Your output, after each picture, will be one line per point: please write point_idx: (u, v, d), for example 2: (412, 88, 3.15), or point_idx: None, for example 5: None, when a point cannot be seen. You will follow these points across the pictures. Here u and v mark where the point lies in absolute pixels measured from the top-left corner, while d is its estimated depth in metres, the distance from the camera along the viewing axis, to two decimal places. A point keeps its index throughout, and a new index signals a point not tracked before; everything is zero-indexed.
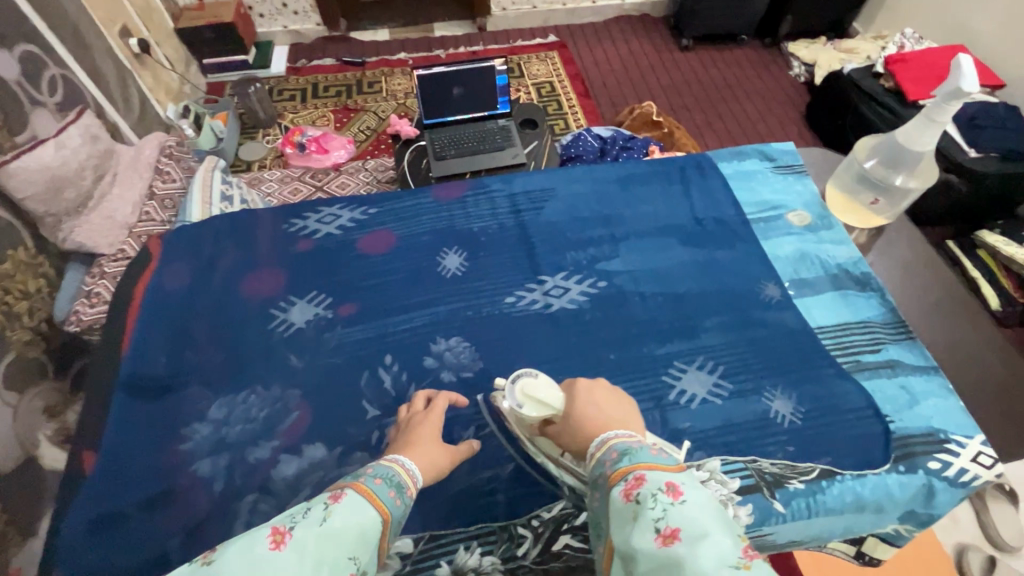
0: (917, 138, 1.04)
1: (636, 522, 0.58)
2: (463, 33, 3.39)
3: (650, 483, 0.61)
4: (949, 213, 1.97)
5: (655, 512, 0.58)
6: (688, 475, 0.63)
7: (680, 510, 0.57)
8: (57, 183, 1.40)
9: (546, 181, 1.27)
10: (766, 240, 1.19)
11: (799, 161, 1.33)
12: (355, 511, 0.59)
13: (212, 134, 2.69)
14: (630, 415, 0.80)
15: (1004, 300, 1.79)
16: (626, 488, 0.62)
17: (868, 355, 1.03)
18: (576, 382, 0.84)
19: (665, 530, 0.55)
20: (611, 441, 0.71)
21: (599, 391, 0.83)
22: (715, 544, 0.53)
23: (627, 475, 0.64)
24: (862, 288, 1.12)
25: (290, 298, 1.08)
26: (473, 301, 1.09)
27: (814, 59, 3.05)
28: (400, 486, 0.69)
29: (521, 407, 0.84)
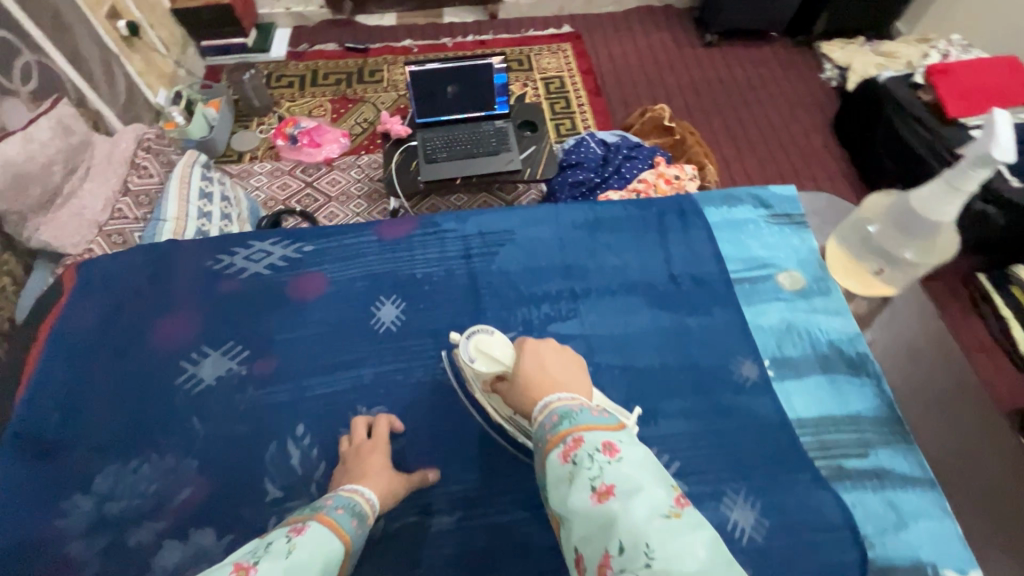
0: (935, 207, 0.89)
1: (573, 484, 0.56)
2: (474, 20, 3.18)
3: (587, 443, 0.59)
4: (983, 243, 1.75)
5: (591, 471, 0.56)
6: (626, 435, 0.61)
7: (616, 468, 0.55)
8: (22, 179, 1.35)
9: (506, 222, 1.13)
10: (749, 306, 1.03)
11: (799, 210, 1.15)
12: (320, 538, 0.61)
13: (205, 121, 2.51)
14: (577, 373, 0.76)
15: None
16: (564, 450, 0.60)
17: (852, 459, 0.88)
18: (525, 343, 0.79)
19: (601, 486, 0.54)
20: (552, 404, 0.67)
21: (546, 350, 0.77)
22: (648, 496, 0.52)
23: (566, 437, 0.62)
24: (854, 372, 0.96)
25: (203, 348, 0.97)
26: (406, 365, 0.97)
27: (849, 62, 2.78)
28: (361, 514, 0.71)
29: (473, 361, 0.84)
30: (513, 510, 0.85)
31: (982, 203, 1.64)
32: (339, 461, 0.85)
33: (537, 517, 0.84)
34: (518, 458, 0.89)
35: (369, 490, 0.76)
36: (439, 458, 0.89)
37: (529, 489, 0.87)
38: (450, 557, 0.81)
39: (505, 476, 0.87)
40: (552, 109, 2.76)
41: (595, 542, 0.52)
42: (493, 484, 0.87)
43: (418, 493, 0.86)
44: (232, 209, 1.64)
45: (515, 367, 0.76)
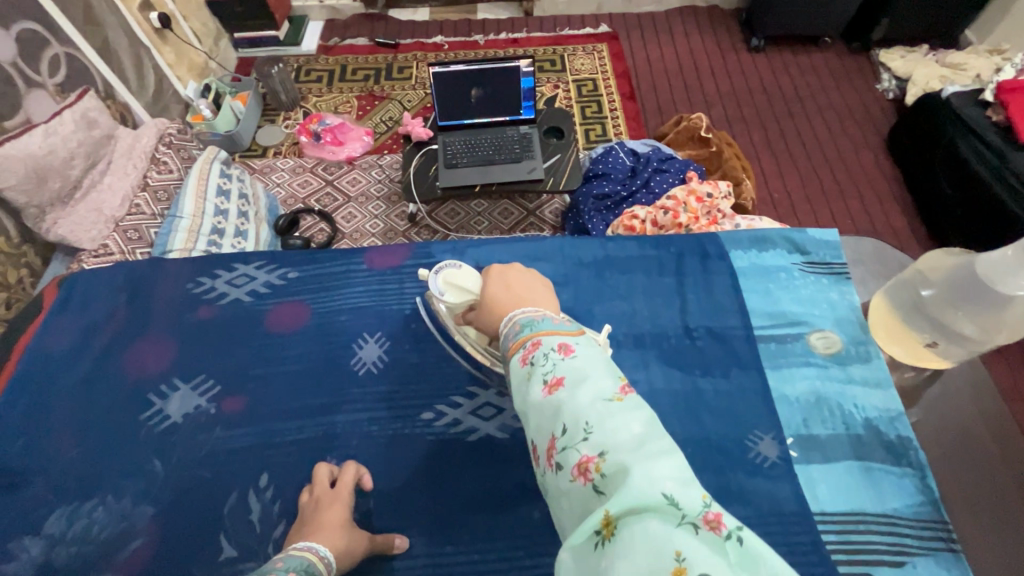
0: (1002, 280, 0.78)
1: (529, 381, 0.55)
2: (508, 17, 3.06)
3: (544, 344, 0.57)
4: None
5: (545, 368, 0.55)
6: (586, 337, 0.59)
7: (569, 362, 0.54)
8: (41, 173, 1.32)
9: (508, 255, 1.03)
10: (774, 370, 0.90)
11: (841, 259, 1.01)
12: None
13: (232, 114, 2.50)
14: (546, 294, 0.70)
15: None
16: (523, 354, 0.58)
17: (885, 569, 0.75)
18: (491, 267, 0.74)
19: (552, 379, 0.53)
20: (516, 315, 0.65)
21: (513, 273, 0.72)
22: (594, 384, 0.51)
23: (525, 342, 0.59)
24: (893, 460, 0.83)
25: (173, 381, 0.91)
26: (383, 413, 0.89)
27: (909, 73, 2.55)
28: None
29: (443, 295, 0.84)
30: None
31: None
32: (299, 512, 0.78)
33: None
34: (495, 529, 0.80)
35: (325, 547, 0.69)
36: (410, 525, 0.80)
37: (505, 568, 0.77)
38: None
39: (478, 550, 0.78)
40: (582, 113, 2.63)
41: (544, 429, 0.52)
42: (466, 559, 0.78)
43: (381, 564, 0.77)
44: (249, 207, 1.63)
45: (481, 292, 0.72)
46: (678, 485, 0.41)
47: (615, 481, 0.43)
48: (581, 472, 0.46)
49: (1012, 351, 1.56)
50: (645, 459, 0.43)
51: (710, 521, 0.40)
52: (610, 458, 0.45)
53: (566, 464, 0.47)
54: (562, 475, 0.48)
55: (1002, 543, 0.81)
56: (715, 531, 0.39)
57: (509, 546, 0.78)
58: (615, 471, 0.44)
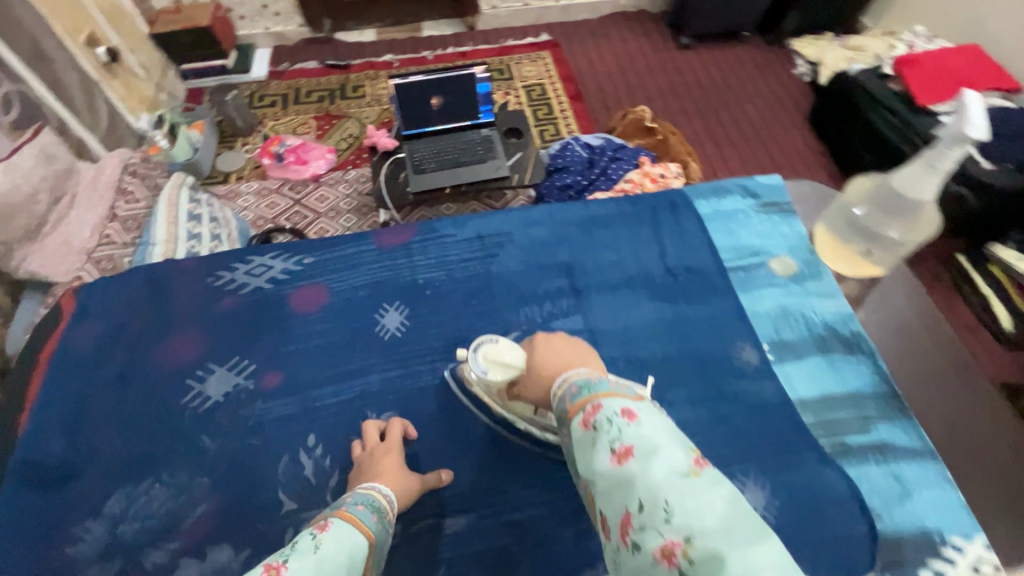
0: (916, 187, 0.92)
1: (594, 447, 0.55)
2: (453, 32, 3.18)
3: (605, 409, 0.57)
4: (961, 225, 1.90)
5: (610, 435, 0.54)
6: (647, 402, 0.58)
7: (636, 429, 0.53)
8: (9, 211, 1.33)
9: (503, 225, 1.14)
10: (745, 293, 1.06)
11: (787, 198, 1.19)
12: (344, 533, 0.62)
13: (188, 144, 2.49)
14: (590, 353, 0.72)
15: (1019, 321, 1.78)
16: (584, 418, 0.58)
17: (854, 435, 0.91)
18: (534, 335, 0.75)
19: (620, 448, 0.53)
20: (570, 377, 0.66)
21: (557, 338, 0.73)
22: (667, 457, 0.51)
23: (585, 405, 0.60)
24: (850, 352, 0.99)
25: (209, 365, 0.97)
26: (411, 369, 0.97)
27: (819, 57, 2.87)
28: (380, 510, 0.72)
29: (486, 374, 0.83)
30: (527, 507, 0.86)
31: (959, 185, 1.82)
32: (353, 466, 0.85)
33: (552, 512, 0.85)
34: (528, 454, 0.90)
35: (386, 487, 0.78)
36: (452, 462, 0.89)
37: (543, 485, 0.87)
38: (471, 555, 0.82)
39: (516, 474, 0.88)
40: (535, 115, 2.80)
41: (616, 503, 0.51)
42: (507, 483, 0.88)
43: (431, 497, 0.86)
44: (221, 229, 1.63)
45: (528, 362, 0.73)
46: (768, 572, 0.42)
47: (706, 567, 0.42)
48: (664, 556, 0.45)
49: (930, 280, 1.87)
50: (735, 545, 0.43)
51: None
52: (698, 544, 0.44)
53: (646, 544, 0.46)
54: (640, 555, 0.47)
55: (932, 404, 0.99)
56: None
57: (542, 467, 0.89)
58: (705, 556, 0.43)
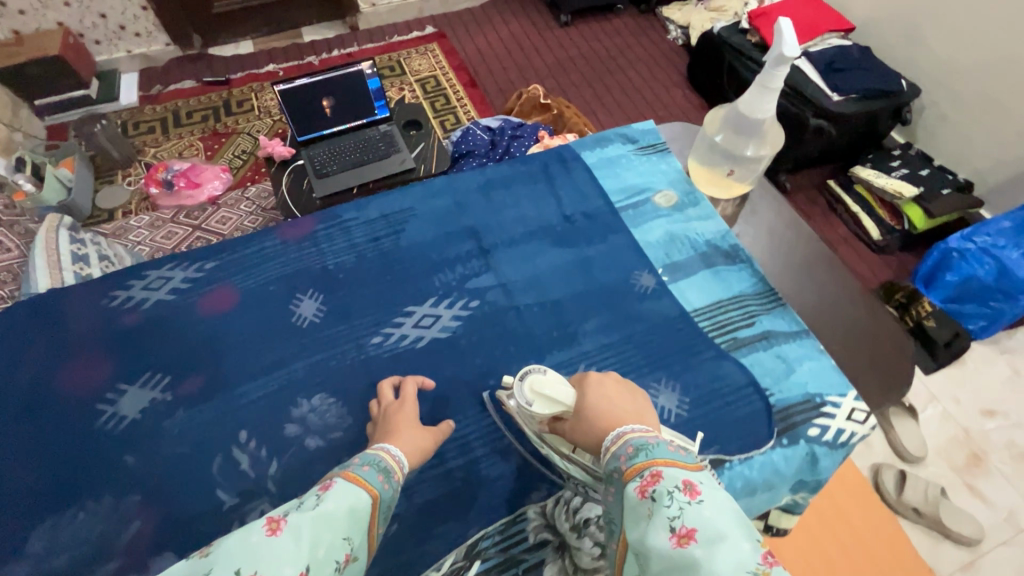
0: (756, 106, 1.03)
1: (651, 520, 0.55)
2: (335, 35, 3.11)
3: (668, 481, 0.58)
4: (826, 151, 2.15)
5: (670, 509, 0.55)
6: (706, 474, 0.60)
7: (697, 509, 0.54)
8: None
9: (405, 202, 1.17)
10: (636, 227, 1.16)
11: (660, 139, 1.31)
12: (345, 492, 0.63)
13: (60, 183, 2.27)
14: (641, 403, 0.77)
15: (884, 230, 2.05)
16: (641, 484, 0.59)
17: (744, 329, 1.03)
18: (589, 373, 0.81)
19: (681, 529, 0.53)
20: (625, 434, 0.68)
21: (606, 381, 0.79)
22: (733, 550, 0.51)
23: (642, 470, 0.61)
24: (732, 261, 1.12)
25: (119, 385, 0.93)
26: (335, 350, 0.98)
27: (688, 21, 3.11)
28: (388, 471, 0.71)
29: (531, 405, 0.83)
30: (469, 452, 0.91)
31: (817, 119, 2.03)
32: (371, 424, 0.87)
33: (493, 450, 0.91)
34: (460, 406, 0.94)
35: (397, 449, 0.77)
36: None
37: (483, 427, 0.93)
38: (421, 508, 0.86)
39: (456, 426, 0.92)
40: (433, 107, 2.82)
41: None
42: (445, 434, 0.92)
43: None
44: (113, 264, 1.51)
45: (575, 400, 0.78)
46: None
47: None
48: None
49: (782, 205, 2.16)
50: None
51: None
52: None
53: None
54: None
55: (804, 290, 1.13)
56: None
57: (478, 412, 0.94)
58: None
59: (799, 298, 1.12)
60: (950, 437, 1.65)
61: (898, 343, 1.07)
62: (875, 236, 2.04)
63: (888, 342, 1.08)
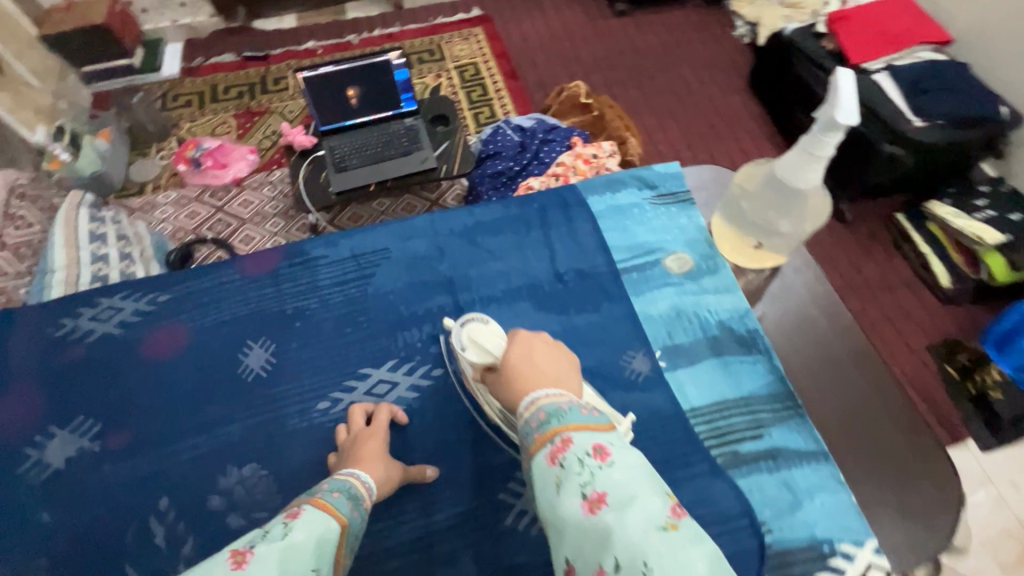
0: (800, 176, 0.85)
1: (562, 489, 0.52)
2: (379, 13, 2.82)
3: (577, 446, 0.54)
4: (895, 182, 1.83)
5: (581, 476, 0.52)
6: (617, 434, 0.57)
7: (608, 473, 0.51)
8: None
9: (382, 241, 1.06)
10: (638, 295, 1.00)
11: (684, 187, 1.13)
12: (315, 517, 0.61)
13: (95, 153, 2.13)
14: (569, 369, 0.71)
15: (955, 278, 1.76)
16: (551, 452, 0.55)
17: (748, 443, 0.86)
18: (518, 332, 0.74)
19: (593, 493, 0.50)
20: (539, 401, 0.62)
21: (539, 343, 0.72)
22: (643, 508, 0.48)
23: (554, 438, 0.56)
24: (747, 350, 0.94)
25: (49, 429, 0.87)
26: (276, 414, 0.89)
27: (757, 17, 2.65)
28: (356, 498, 0.70)
29: (465, 351, 0.80)
30: (401, 553, 0.79)
31: (890, 145, 1.73)
32: (336, 453, 0.83)
33: (428, 556, 0.79)
34: (399, 495, 0.83)
35: (366, 474, 0.76)
36: None
37: (421, 521, 0.81)
38: None
39: (392, 516, 0.81)
40: (468, 98, 2.51)
41: (589, 557, 0.48)
42: (374, 529, 0.81)
43: None
44: (133, 247, 1.43)
45: (503, 357, 0.72)
46: None
47: None
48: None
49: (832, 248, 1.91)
50: None
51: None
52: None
53: None
54: None
55: (831, 398, 0.95)
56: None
57: (420, 503, 0.83)
58: None
59: (823, 410, 0.94)
60: (1001, 528, 1.41)
61: (944, 481, 0.88)
62: (944, 284, 1.76)
63: (932, 473, 0.88)
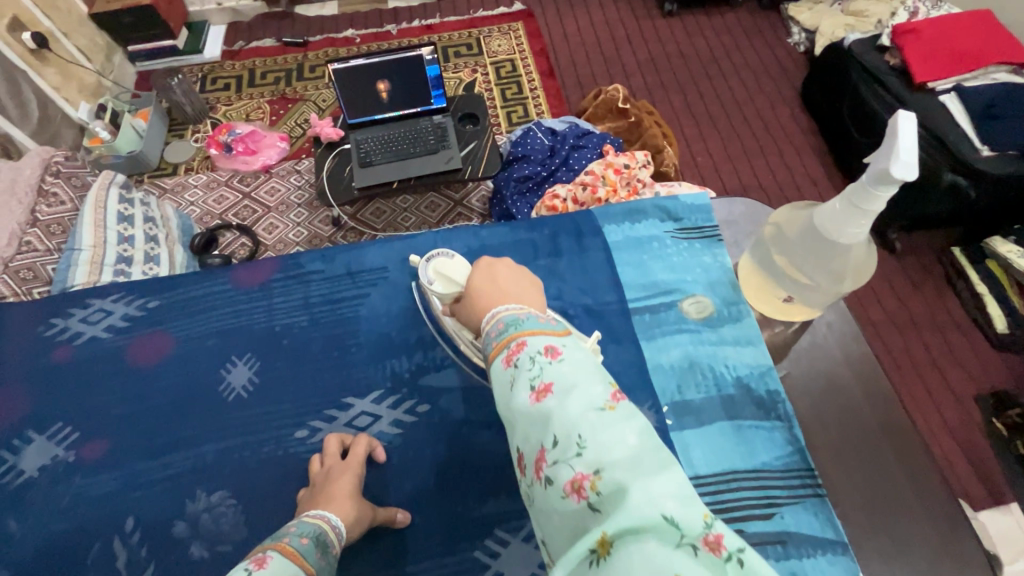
0: (841, 230, 0.75)
1: (513, 386, 0.52)
2: (420, 4, 2.75)
3: (529, 346, 0.53)
4: (958, 213, 1.66)
5: (530, 371, 0.51)
6: (573, 337, 0.56)
7: (557, 366, 0.51)
8: None
9: (381, 258, 1.00)
10: (648, 340, 0.91)
11: (712, 221, 1.03)
12: (282, 572, 0.55)
13: (134, 134, 2.13)
14: (532, 290, 0.66)
15: (1012, 322, 1.60)
16: (506, 355, 0.54)
17: (755, 522, 0.77)
18: (480, 260, 0.70)
19: (540, 385, 0.50)
20: (498, 313, 0.60)
21: (501, 267, 0.68)
22: (585, 394, 0.48)
23: (510, 343, 0.55)
24: (764, 415, 0.85)
25: (28, 433, 0.86)
26: (251, 438, 0.85)
27: (816, 23, 2.46)
28: (326, 544, 0.65)
29: (431, 284, 0.78)
30: None
31: (951, 173, 1.57)
32: (308, 486, 0.78)
33: None
34: (369, 539, 0.77)
35: (335, 516, 0.70)
36: None
37: (388, 569, 0.76)
38: None
39: (359, 561, 0.76)
40: (502, 95, 2.42)
41: (534, 440, 0.49)
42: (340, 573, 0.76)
43: None
44: (158, 231, 1.40)
45: (467, 284, 0.69)
46: (678, 504, 0.40)
47: (613, 501, 0.41)
48: (574, 490, 0.43)
49: (878, 283, 1.75)
50: (644, 475, 0.42)
51: (710, 542, 0.39)
52: (606, 477, 0.42)
53: (557, 479, 0.45)
54: (553, 490, 0.45)
55: (853, 475, 0.87)
56: (716, 554, 0.38)
57: (392, 551, 0.77)
58: (612, 490, 0.41)
59: (846, 490, 0.86)
60: None
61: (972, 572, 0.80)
62: (999, 329, 1.60)
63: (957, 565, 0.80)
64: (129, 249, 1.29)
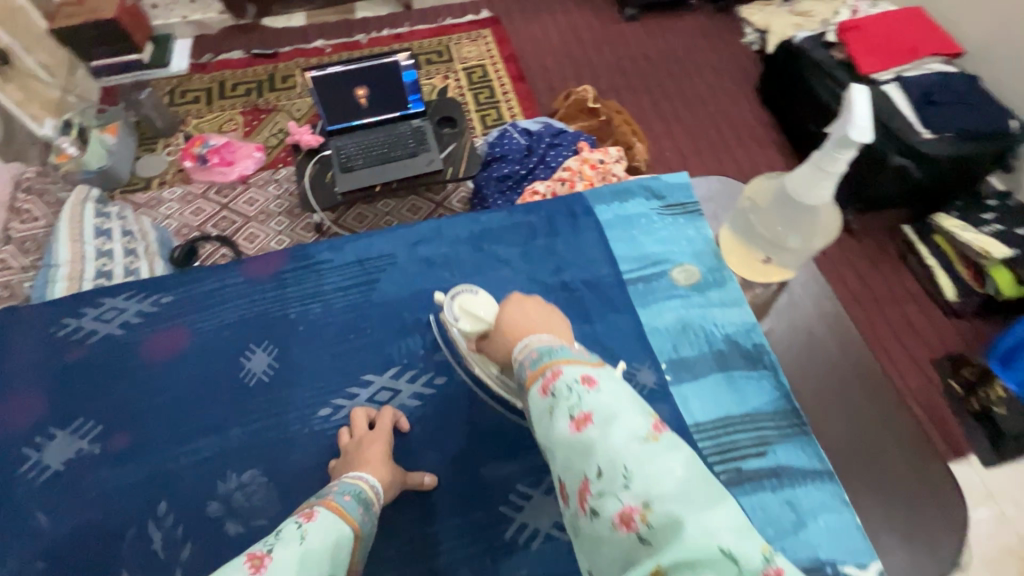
0: (814, 193, 0.84)
1: (552, 415, 0.52)
2: (389, 13, 2.80)
3: (565, 374, 0.54)
4: (906, 195, 1.81)
5: (569, 402, 0.52)
6: (608, 367, 0.56)
7: (595, 396, 0.51)
8: None
9: (385, 247, 1.05)
10: (644, 307, 0.99)
11: (693, 198, 1.12)
12: (333, 523, 0.60)
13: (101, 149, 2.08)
14: (558, 320, 0.68)
15: (961, 290, 1.74)
16: (542, 384, 0.55)
17: (752, 459, 0.85)
18: (510, 296, 0.71)
19: (580, 415, 0.50)
20: (531, 342, 0.62)
21: (531, 303, 0.69)
22: (627, 424, 0.48)
23: (545, 370, 0.56)
24: (753, 366, 0.94)
25: (49, 430, 0.87)
26: (276, 419, 0.88)
27: (767, 23, 2.62)
28: (367, 501, 0.69)
29: (457, 321, 0.81)
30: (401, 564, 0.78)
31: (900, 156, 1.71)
32: (340, 455, 0.82)
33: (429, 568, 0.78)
34: (399, 503, 0.82)
35: (371, 477, 0.74)
36: None
37: (420, 529, 0.80)
38: None
39: (391, 525, 0.80)
40: (475, 99, 2.49)
41: (576, 471, 0.49)
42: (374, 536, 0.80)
43: None
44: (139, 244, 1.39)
45: (497, 322, 0.69)
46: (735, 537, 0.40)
47: (666, 533, 0.41)
48: (623, 523, 0.43)
49: (840, 257, 1.89)
50: (696, 509, 0.42)
51: None
52: (657, 510, 0.42)
53: (604, 511, 0.45)
54: (599, 522, 0.45)
55: (833, 418, 0.97)
56: None
57: (422, 513, 0.81)
58: (665, 522, 0.41)
59: (829, 432, 0.95)
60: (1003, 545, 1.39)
61: (944, 497, 0.89)
62: (949, 299, 1.74)
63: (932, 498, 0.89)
64: (108, 262, 1.26)
